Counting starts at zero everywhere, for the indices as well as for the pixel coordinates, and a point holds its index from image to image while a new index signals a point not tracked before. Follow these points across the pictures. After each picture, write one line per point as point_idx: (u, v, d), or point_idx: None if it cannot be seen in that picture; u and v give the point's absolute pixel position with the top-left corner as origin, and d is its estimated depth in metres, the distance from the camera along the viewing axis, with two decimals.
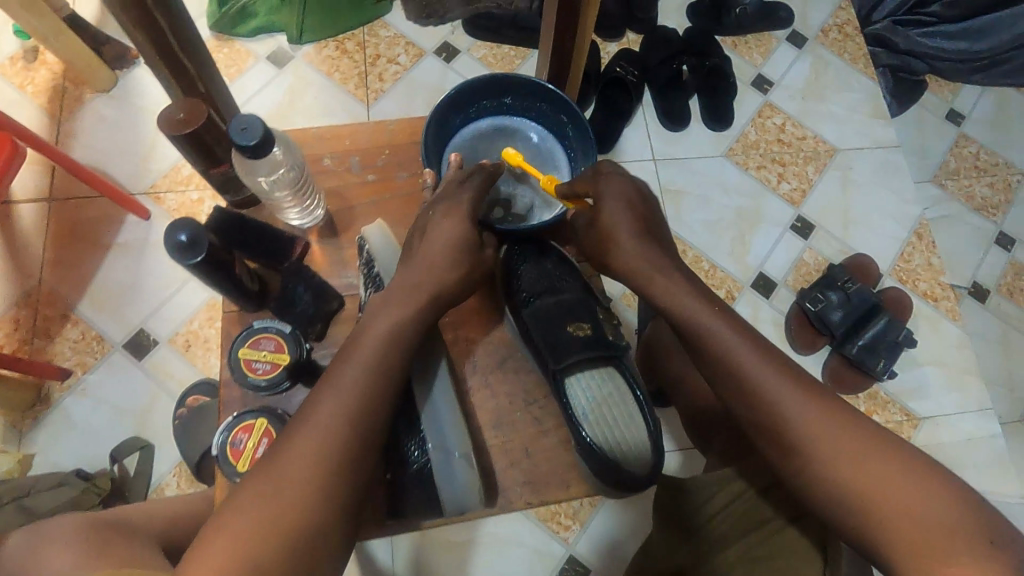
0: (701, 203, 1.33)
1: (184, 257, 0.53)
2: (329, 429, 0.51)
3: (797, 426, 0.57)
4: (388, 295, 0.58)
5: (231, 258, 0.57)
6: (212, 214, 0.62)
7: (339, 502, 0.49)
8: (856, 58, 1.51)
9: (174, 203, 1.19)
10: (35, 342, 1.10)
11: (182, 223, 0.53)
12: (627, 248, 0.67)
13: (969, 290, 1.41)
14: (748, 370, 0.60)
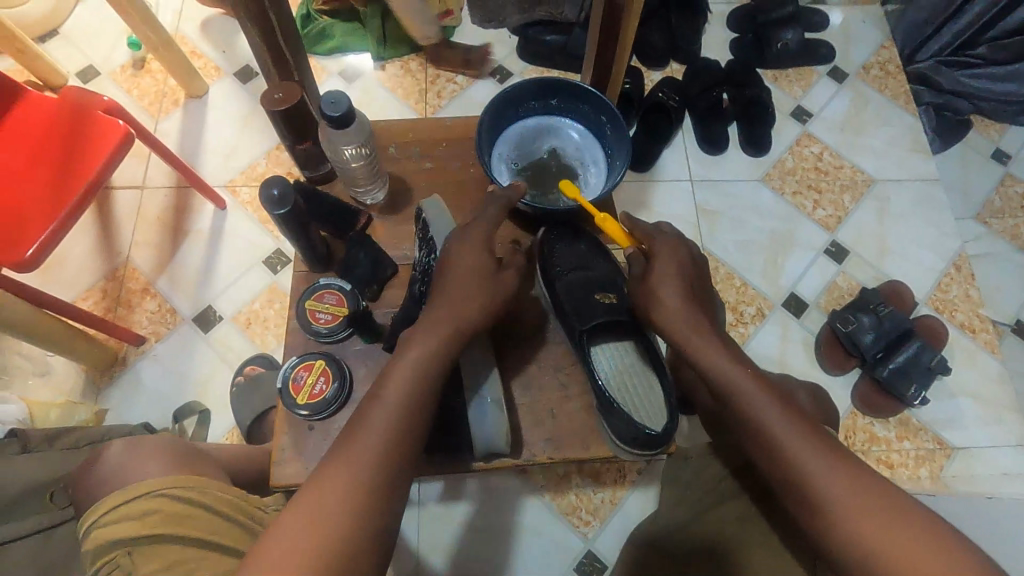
0: (734, 224, 1.37)
1: (271, 209, 0.61)
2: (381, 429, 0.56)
3: (825, 484, 0.56)
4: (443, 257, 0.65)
5: (307, 219, 0.66)
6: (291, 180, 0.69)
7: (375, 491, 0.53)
8: (897, 95, 1.55)
9: (248, 197, 1.32)
10: (117, 311, 1.22)
11: (276, 182, 0.61)
12: (670, 297, 0.66)
13: (1012, 327, 1.38)
14: (776, 426, 0.60)
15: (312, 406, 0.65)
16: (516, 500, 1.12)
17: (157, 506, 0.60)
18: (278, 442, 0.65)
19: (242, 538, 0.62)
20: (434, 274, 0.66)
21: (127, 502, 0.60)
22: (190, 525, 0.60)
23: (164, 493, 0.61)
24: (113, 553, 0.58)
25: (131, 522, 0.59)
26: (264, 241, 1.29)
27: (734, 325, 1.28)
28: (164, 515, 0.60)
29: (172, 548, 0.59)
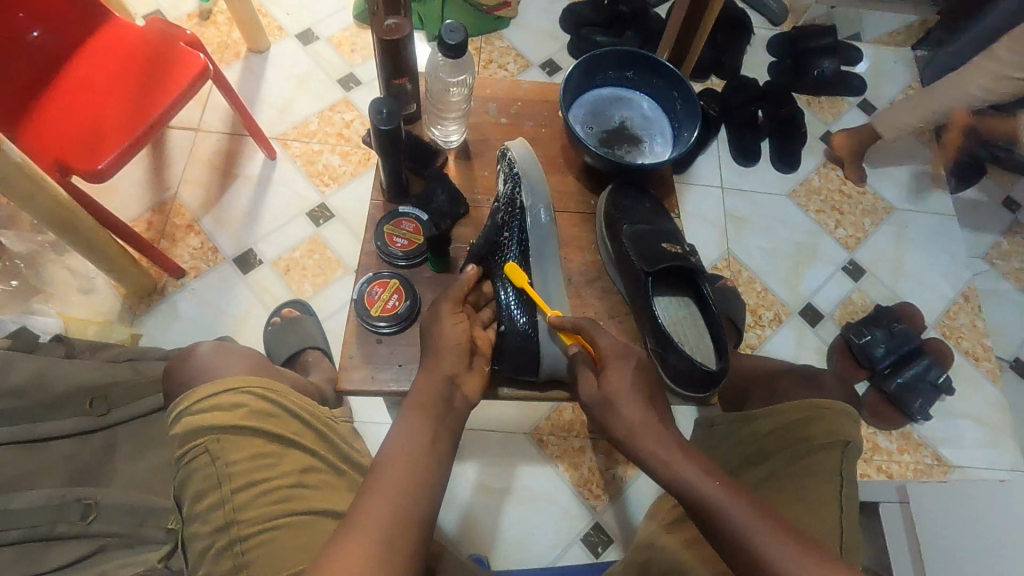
0: (760, 232, 1.43)
1: (378, 125, 0.66)
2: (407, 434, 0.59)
3: (752, 532, 0.55)
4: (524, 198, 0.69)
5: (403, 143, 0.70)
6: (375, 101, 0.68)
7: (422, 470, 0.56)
8: (921, 133, 1.62)
9: (298, 151, 1.36)
10: (160, 243, 1.25)
11: (385, 102, 0.68)
12: (617, 382, 0.64)
13: (1010, 362, 1.44)
14: (692, 479, 0.59)
15: (386, 319, 0.69)
16: (531, 467, 1.14)
17: (249, 400, 0.62)
18: (346, 351, 0.70)
19: (318, 444, 0.65)
20: (518, 204, 0.70)
21: (217, 393, 0.62)
22: (276, 425, 0.63)
23: (252, 387, 0.63)
24: (201, 438, 0.59)
25: (221, 412, 0.61)
26: (309, 193, 1.32)
27: (752, 326, 1.33)
28: (250, 410, 0.62)
29: (260, 440, 0.61)
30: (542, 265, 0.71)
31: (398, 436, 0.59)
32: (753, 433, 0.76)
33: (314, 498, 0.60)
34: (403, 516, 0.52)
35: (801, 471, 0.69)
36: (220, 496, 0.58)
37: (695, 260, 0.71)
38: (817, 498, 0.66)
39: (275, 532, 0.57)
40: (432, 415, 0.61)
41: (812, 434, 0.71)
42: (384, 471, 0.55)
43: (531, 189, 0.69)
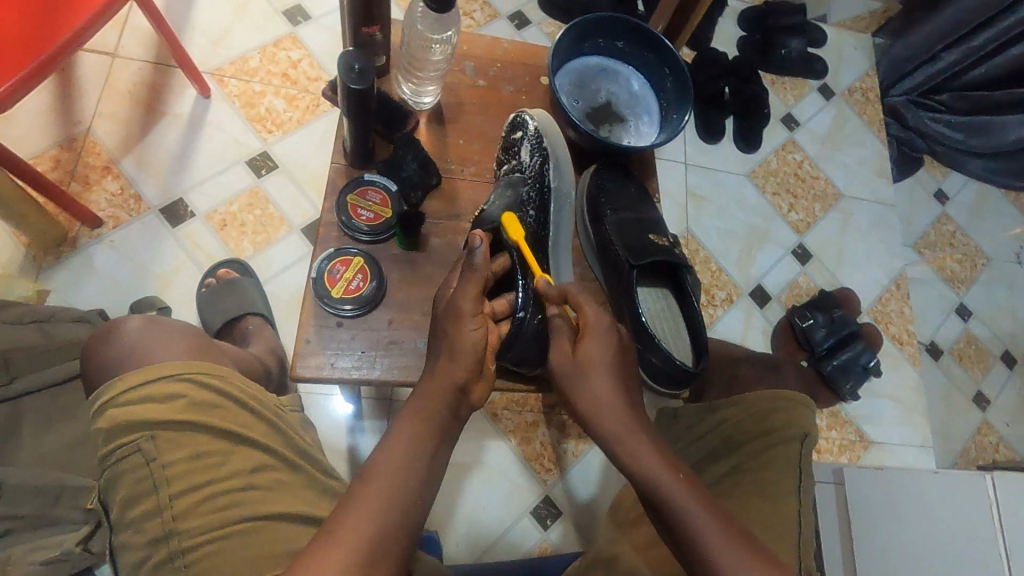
0: (718, 211, 1.44)
1: (347, 81, 0.59)
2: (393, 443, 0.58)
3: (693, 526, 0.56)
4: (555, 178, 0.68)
5: (373, 102, 0.64)
6: (347, 49, 0.62)
7: (399, 482, 0.55)
8: (873, 121, 1.67)
9: (236, 90, 1.21)
10: (71, 186, 1.10)
11: (354, 56, 0.61)
12: (599, 389, 0.63)
13: (926, 346, 1.56)
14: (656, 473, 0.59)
15: (350, 301, 0.64)
16: (483, 440, 1.13)
17: (185, 390, 0.62)
18: (301, 334, 0.64)
19: (269, 434, 0.65)
20: (545, 183, 0.68)
21: (152, 383, 0.61)
22: (221, 416, 0.62)
23: (191, 377, 0.62)
24: (136, 437, 0.59)
25: (156, 404, 0.60)
26: (248, 140, 1.19)
27: (704, 306, 1.36)
28: (190, 400, 0.61)
29: (204, 438, 0.61)
30: (556, 251, 0.69)
31: (391, 441, 0.58)
32: (719, 424, 0.78)
33: (263, 500, 0.61)
34: (379, 528, 0.52)
35: (766, 462, 0.72)
36: (158, 501, 0.59)
37: (680, 253, 0.71)
38: (780, 491, 0.69)
39: (222, 539, 0.58)
40: (434, 421, 0.60)
41: (774, 425, 0.74)
42: (373, 477, 0.55)
43: (560, 170, 0.68)
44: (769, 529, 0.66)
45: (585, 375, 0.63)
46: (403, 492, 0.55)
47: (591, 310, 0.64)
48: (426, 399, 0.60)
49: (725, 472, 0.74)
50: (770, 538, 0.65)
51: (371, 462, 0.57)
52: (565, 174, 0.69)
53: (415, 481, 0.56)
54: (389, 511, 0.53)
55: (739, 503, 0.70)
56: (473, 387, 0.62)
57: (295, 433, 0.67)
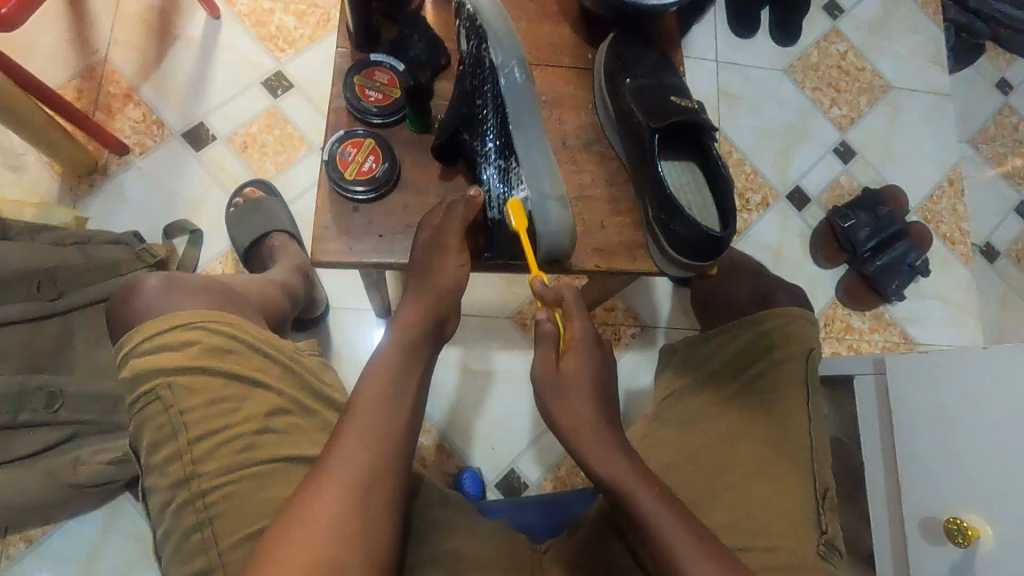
0: (753, 111, 1.36)
1: None
2: (373, 370, 0.60)
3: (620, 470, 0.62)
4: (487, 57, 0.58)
5: None
6: None
7: (384, 405, 0.58)
8: (927, 3, 1.52)
9: (246, 9, 1.19)
10: (96, 115, 1.11)
11: None
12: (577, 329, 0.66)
13: (982, 248, 1.46)
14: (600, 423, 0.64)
15: (362, 182, 0.64)
16: (513, 350, 1.14)
17: (198, 337, 0.65)
18: (319, 222, 0.65)
19: (282, 378, 0.68)
20: (483, 61, 0.59)
21: (168, 332, 0.65)
22: (235, 363, 0.66)
23: (204, 325, 0.66)
24: (154, 386, 0.63)
25: (173, 353, 0.64)
26: (262, 59, 1.17)
27: (738, 210, 1.30)
28: (203, 346, 0.65)
29: (217, 386, 0.64)
30: (521, 129, 0.57)
31: (374, 367, 0.61)
32: (726, 346, 0.79)
33: (279, 443, 0.65)
34: (376, 453, 0.56)
35: (772, 382, 0.75)
36: (178, 446, 0.63)
37: (701, 117, 0.67)
38: (788, 410, 0.73)
39: (236, 481, 0.62)
40: (415, 348, 0.62)
41: (777, 343, 0.77)
42: (356, 414, 0.58)
43: (498, 43, 0.57)
44: (777, 453, 0.71)
45: (565, 389, 0.65)
46: (387, 419, 0.58)
47: (579, 323, 0.66)
48: (400, 332, 0.62)
49: (740, 391, 0.76)
50: (780, 460, 0.70)
51: (353, 397, 0.59)
52: (508, 43, 0.57)
53: (400, 407, 0.59)
54: (377, 437, 0.57)
55: (752, 427, 0.73)
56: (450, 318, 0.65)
57: (311, 376, 0.71)
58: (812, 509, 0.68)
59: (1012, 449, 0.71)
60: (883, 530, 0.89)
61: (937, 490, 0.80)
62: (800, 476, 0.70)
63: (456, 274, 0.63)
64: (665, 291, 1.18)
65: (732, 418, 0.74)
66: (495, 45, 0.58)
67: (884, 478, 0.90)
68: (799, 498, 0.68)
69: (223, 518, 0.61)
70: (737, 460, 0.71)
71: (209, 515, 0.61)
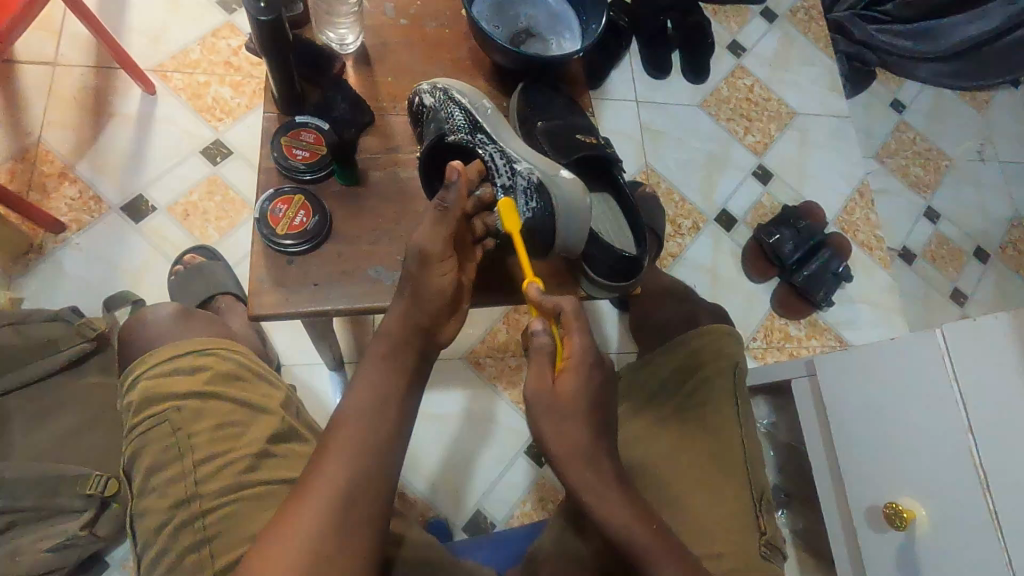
0: (675, 144, 1.46)
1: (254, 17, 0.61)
2: (358, 387, 0.60)
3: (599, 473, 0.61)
4: (466, 99, 0.70)
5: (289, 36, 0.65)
6: None
7: (376, 420, 0.58)
8: (818, 38, 1.68)
9: (181, 83, 1.22)
10: (31, 196, 1.11)
11: None
12: (576, 347, 0.62)
13: (899, 251, 1.58)
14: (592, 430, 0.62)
15: (293, 236, 0.66)
16: (469, 390, 1.15)
17: (209, 363, 0.70)
18: (255, 276, 0.67)
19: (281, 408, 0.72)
20: (460, 104, 0.69)
21: (182, 356, 0.69)
22: (244, 388, 0.70)
23: (214, 353, 0.71)
24: (164, 408, 0.66)
25: (185, 376, 0.68)
26: (199, 130, 1.20)
27: (672, 235, 1.37)
28: (214, 371, 0.69)
29: (225, 409, 0.68)
30: (507, 139, 0.69)
31: (357, 387, 0.60)
32: (663, 367, 0.83)
33: (280, 465, 0.67)
34: (362, 467, 0.56)
35: (703, 397, 0.78)
36: (182, 467, 0.64)
37: (608, 151, 0.75)
38: (721, 419, 0.76)
39: (235, 502, 0.63)
40: (403, 359, 0.61)
41: (704, 359, 0.81)
42: (344, 426, 0.58)
43: (464, 91, 0.71)
44: (714, 463, 0.73)
45: (564, 413, 0.61)
46: (373, 434, 0.58)
47: (578, 338, 0.63)
48: (389, 340, 0.62)
49: (674, 409, 0.80)
50: (718, 471, 0.72)
51: (336, 416, 0.59)
52: (470, 92, 0.72)
53: (388, 420, 0.59)
54: (362, 453, 0.56)
55: (690, 440, 0.76)
56: (441, 330, 0.64)
57: (303, 409, 0.77)
58: (747, 517, 0.69)
59: (937, 434, 0.75)
60: (835, 526, 0.92)
61: (873, 479, 0.84)
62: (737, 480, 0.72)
63: (444, 281, 0.62)
64: (610, 317, 1.22)
65: (670, 435, 0.77)
66: (466, 91, 0.71)
67: (830, 474, 0.93)
68: (734, 506, 0.70)
69: (221, 537, 0.62)
70: (674, 473, 0.73)
71: (207, 536, 0.62)
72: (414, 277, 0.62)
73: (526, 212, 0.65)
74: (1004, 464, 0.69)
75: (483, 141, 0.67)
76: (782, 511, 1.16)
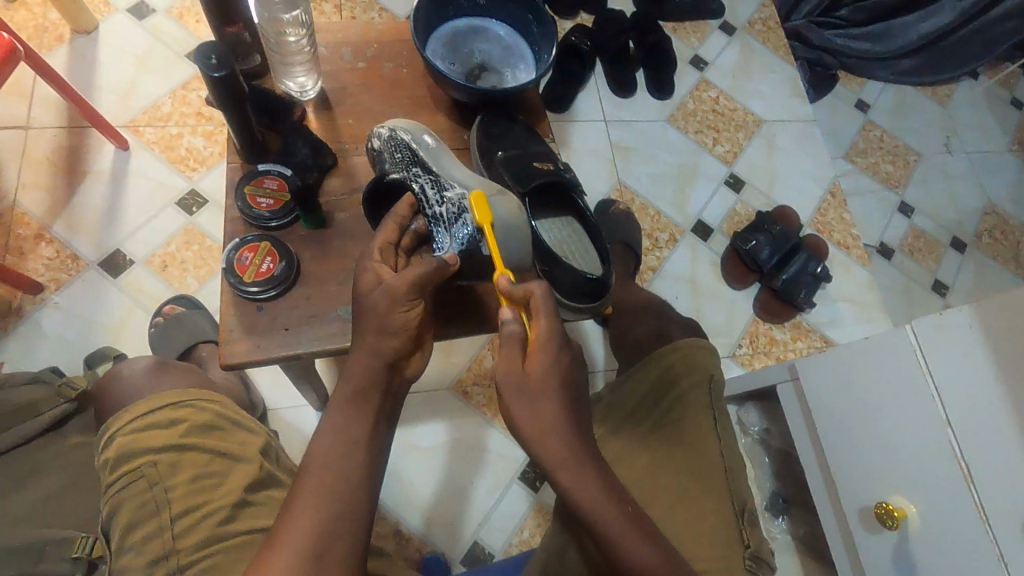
0: (646, 159, 1.48)
1: (207, 75, 0.62)
2: (323, 430, 0.59)
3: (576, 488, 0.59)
4: (404, 134, 0.72)
5: (244, 89, 0.67)
6: (206, 42, 0.64)
7: (349, 462, 0.58)
8: (778, 47, 1.73)
9: (154, 137, 1.24)
10: (7, 259, 1.12)
11: (213, 48, 0.63)
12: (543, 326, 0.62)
13: (877, 248, 1.60)
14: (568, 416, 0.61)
15: (260, 283, 0.67)
16: (459, 419, 1.15)
17: (186, 414, 0.69)
18: (226, 325, 0.67)
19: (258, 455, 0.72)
20: (401, 141, 0.72)
21: (157, 410, 0.68)
22: (221, 438, 0.70)
23: (191, 404, 0.70)
24: (140, 464, 0.65)
25: (161, 429, 0.67)
26: (174, 181, 1.21)
27: (650, 249, 1.39)
28: (191, 423, 0.69)
29: (203, 460, 0.67)
30: (445, 168, 0.70)
31: (325, 431, 0.59)
32: (638, 385, 0.84)
33: (257, 514, 0.67)
34: (333, 511, 0.55)
35: (681, 411, 0.79)
36: (159, 522, 0.63)
37: (567, 176, 0.77)
38: (699, 433, 0.76)
39: (213, 554, 0.63)
40: (369, 401, 0.60)
41: (682, 373, 0.81)
42: (316, 466, 0.57)
43: (405, 127, 0.73)
44: (694, 478, 0.73)
45: (533, 392, 0.60)
46: (343, 476, 0.57)
47: (544, 320, 0.62)
48: (361, 377, 0.61)
49: (653, 427, 0.80)
50: (698, 486, 0.72)
51: (305, 459, 0.58)
52: (413, 127, 0.73)
53: (357, 463, 0.58)
54: (334, 496, 0.56)
55: (670, 457, 0.76)
56: (405, 363, 0.64)
57: (282, 455, 0.76)
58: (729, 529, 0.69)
59: (919, 430, 0.76)
60: (833, 530, 0.92)
61: (860, 478, 0.84)
62: (718, 492, 0.72)
63: (408, 320, 0.63)
64: (595, 336, 1.23)
65: (651, 452, 0.78)
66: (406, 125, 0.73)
67: (822, 478, 0.93)
68: (717, 519, 0.70)
69: None
70: (656, 492, 0.73)
71: None
72: (373, 313, 0.62)
73: (457, 241, 0.66)
74: (986, 457, 0.69)
75: (416, 174, 0.68)
76: (781, 518, 1.14)
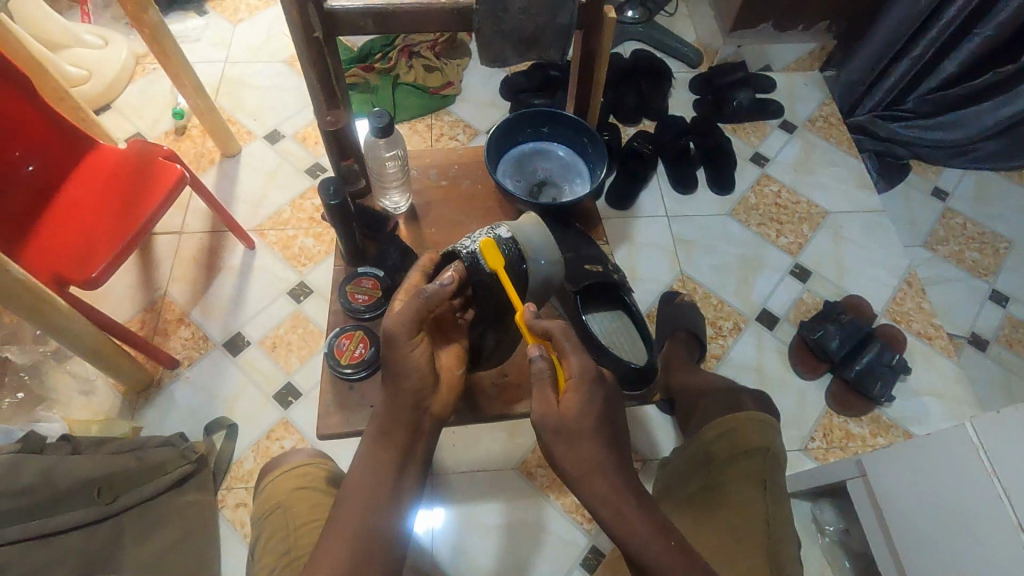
0: (708, 252, 1.54)
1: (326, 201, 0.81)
2: (354, 470, 0.69)
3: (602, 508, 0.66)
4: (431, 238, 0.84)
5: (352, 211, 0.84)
6: (324, 178, 0.83)
7: (379, 488, 0.67)
8: (841, 142, 1.78)
9: (275, 238, 1.48)
10: (154, 339, 1.35)
11: (333, 182, 0.83)
12: (576, 367, 0.69)
13: (967, 338, 1.53)
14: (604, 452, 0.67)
15: (354, 364, 0.81)
16: (524, 500, 1.19)
17: (305, 479, 0.94)
18: (323, 400, 0.80)
19: None
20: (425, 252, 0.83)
21: (289, 471, 0.95)
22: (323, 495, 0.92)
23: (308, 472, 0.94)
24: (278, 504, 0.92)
25: (290, 487, 0.93)
26: (288, 275, 1.43)
27: (713, 337, 1.42)
28: (307, 484, 0.93)
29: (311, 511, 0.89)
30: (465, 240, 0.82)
31: (358, 467, 0.69)
32: (697, 459, 0.93)
33: None
34: (365, 535, 0.64)
35: (729, 479, 0.86)
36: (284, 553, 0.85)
37: (614, 276, 0.87)
38: (744, 500, 0.83)
39: None
40: (392, 440, 0.70)
41: (731, 446, 0.89)
42: (353, 493, 0.67)
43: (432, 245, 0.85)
44: (737, 540, 0.79)
45: (574, 436, 0.67)
46: (370, 501, 0.66)
47: (575, 359, 0.69)
48: (389, 419, 0.71)
49: (704, 496, 0.88)
50: (741, 546, 0.78)
51: (346, 484, 0.68)
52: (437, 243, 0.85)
53: (383, 493, 0.67)
54: (366, 520, 0.65)
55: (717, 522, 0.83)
56: (429, 402, 0.72)
57: None
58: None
59: (985, 529, 0.73)
60: None
61: None
62: (761, 551, 0.77)
63: (413, 356, 0.71)
64: (660, 424, 1.25)
65: (700, 520, 0.86)
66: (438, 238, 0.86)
67: None
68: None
69: None
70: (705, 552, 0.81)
71: None
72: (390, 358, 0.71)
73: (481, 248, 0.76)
74: None
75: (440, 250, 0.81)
76: None
